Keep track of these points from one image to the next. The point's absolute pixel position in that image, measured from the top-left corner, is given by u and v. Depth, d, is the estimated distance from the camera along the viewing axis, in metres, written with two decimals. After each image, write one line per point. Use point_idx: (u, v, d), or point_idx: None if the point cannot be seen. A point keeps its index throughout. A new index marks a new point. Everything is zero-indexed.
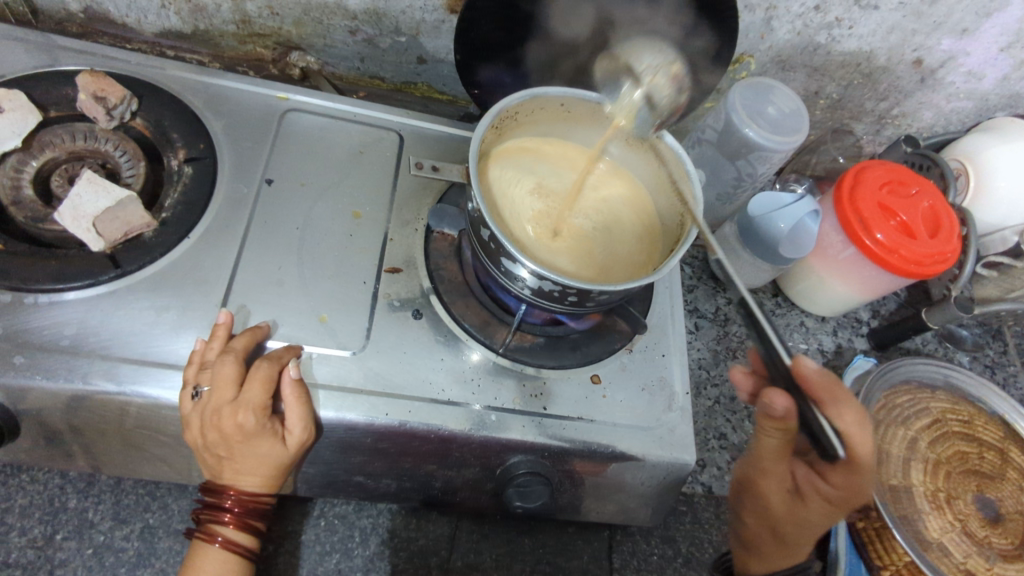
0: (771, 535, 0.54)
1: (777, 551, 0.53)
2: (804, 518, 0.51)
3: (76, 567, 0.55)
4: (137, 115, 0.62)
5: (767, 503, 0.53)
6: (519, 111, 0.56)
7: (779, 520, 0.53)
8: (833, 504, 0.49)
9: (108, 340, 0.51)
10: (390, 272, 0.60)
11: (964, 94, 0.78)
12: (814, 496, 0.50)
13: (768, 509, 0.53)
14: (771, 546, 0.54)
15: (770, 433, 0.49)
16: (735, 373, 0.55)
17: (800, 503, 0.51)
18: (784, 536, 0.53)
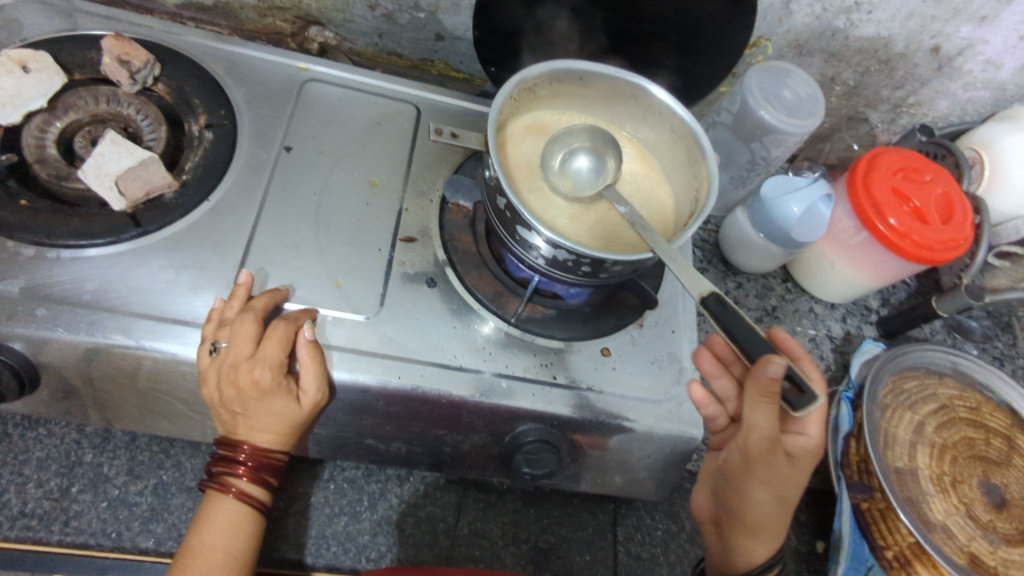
0: (775, 510, 0.52)
1: (784, 517, 0.53)
2: (801, 478, 0.52)
3: (90, 520, 0.56)
4: (159, 80, 0.62)
5: (771, 475, 0.51)
6: (537, 82, 0.57)
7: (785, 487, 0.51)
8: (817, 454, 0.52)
9: (128, 296, 0.52)
10: (405, 241, 0.61)
11: (981, 83, 0.78)
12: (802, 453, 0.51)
13: (773, 480, 0.51)
14: (776, 519, 0.53)
15: (767, 405, 0.46)
16: (705, 355, 0.58)
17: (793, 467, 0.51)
18: (789, 502, 0.52)
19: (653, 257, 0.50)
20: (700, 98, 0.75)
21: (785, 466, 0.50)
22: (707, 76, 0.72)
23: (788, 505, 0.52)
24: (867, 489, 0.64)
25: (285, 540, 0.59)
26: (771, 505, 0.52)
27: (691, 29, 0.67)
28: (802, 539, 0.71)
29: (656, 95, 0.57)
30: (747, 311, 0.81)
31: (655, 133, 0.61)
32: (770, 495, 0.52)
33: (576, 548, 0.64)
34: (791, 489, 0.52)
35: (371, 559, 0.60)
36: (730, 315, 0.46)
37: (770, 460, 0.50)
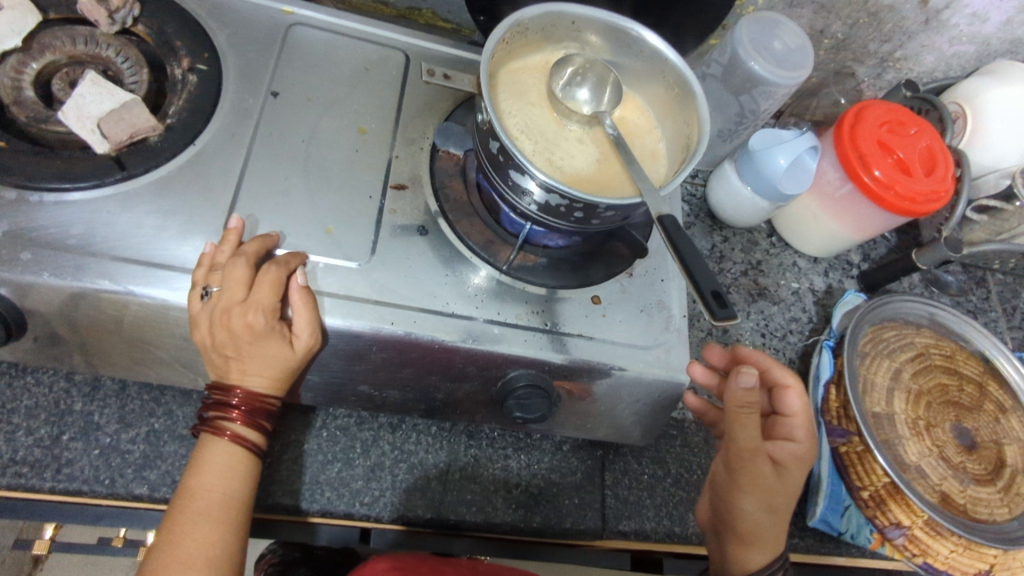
0: (768, 519, 0.56)
1: (777, 524, 0.57)
2: (789, 486, 0.57)
3: (83, 467, 0.56)
4: (139, 21, 0.60)
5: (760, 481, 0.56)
6: (530, 26, 0.56)
7: (775, 492, 0.56)
8: (804, 460, 0.58)
9: (114, 241, 0.51)
10: (395, 189, 0.60)
11: (967, 37, 0.78)
12: (793, 460, 0.58)
13: (763, 486, 0.56)
14: (770, 526, 0.56)
15: (749, 415, 0.55)
16: (696, 368, 0.61)
17: (779, 473, 0.57)
18: (780, 510, 0.56)
19: (643, 203, 0.50)
20: (690, 49, 0.74)
21: (774, 472, 0.57)
22: (697, 26, 0.71)
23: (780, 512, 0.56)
24: (845, 433, 0.67)
25: (278, 486, 0.59)
26: (762, 513, 0.56)
27: None
28: None
29: (648, 40, 0.56)
30: (733, 265, 0.82)
31: (648, 80, 0.61)
32: (759, 503, 0.56)
33: (565, 492, 0.65)
34: (778, 497, 0.56)
35: (365, 503, 0.60)
36: (682, 238, 0.48)
37: (758, 467, 0.56)
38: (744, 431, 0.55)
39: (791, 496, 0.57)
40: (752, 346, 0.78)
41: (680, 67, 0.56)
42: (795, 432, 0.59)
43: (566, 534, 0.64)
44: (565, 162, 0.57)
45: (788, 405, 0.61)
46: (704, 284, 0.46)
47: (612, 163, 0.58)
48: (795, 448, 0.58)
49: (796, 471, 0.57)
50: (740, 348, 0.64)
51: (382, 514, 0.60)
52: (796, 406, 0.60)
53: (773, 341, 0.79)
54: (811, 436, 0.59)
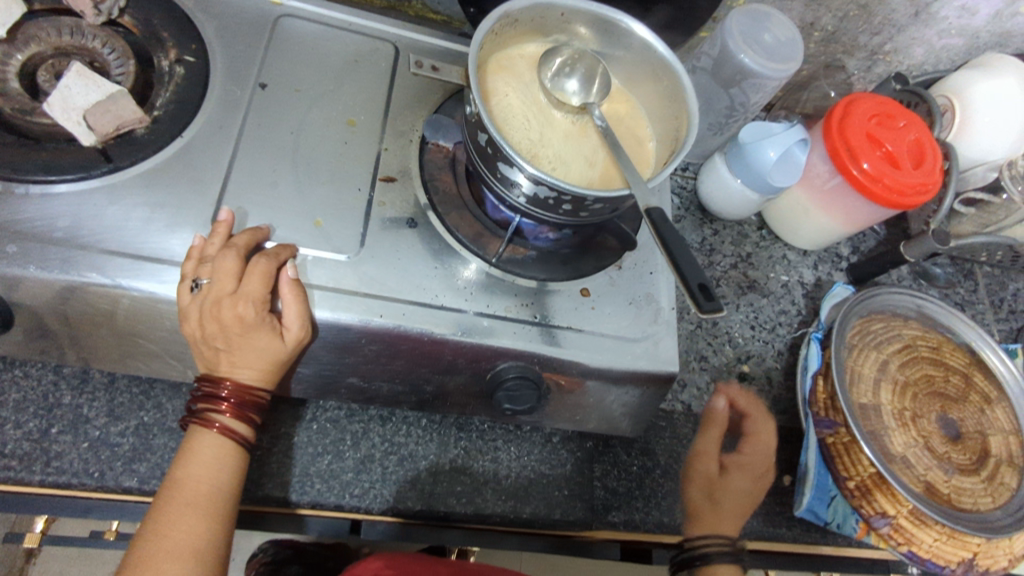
0: (708, 507, 0.64)
1: (720, 513, 0.64)
2: (731, 486, 0.65)
3: (72, 460, 0.56)
4: (125, 12, 0.60)
5: (706, 478, 0.66)
6: (519, 17, 0.56)
7: (716, 486, 0.65)
8: (748, 470, 0.66)
9: (101, 233, 0.51)
10: (384, 181, 0.60)
11: (956, 30, 0.79)
12: (737, 468, 0.66)
13: (706, 481, 0.66)
14: (711, 513, 0.64)
15: (709, 428, 0.68)
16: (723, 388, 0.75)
17: (724, 476, 0.66)
18: (719, 502, 0.64)
19: (631, 194, 0.51)
20: (680, 41, 0.74)
21: (719, 473, 0.66)
22: (687, 18, 0.71)
23: (721, 502, 0.64)
24: (832, 424, 0.67)
25: (268, 479, 0.59)
26: (703, 500, 0.65)
27: None
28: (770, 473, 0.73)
29: (637, 32, 0.56)
30: (723, 258, 0.83)
31: (636, 72, 0.61)
32: (701, 493, 0.65)
33: (555, 483, 0.66)
34: (719, 491, 0.65)
35: (355, 495, 0.61)
36: (669, 231, 0.48)
37: (705, 465, 0.66)
38: (704, 439, 0.68)
39: (735, 495, 0.65)
40: (740, 339, 0.78)
41: (669, 60, 0.56)
42: (745, 447, 0.68)
43: (555, 524, 0.64)
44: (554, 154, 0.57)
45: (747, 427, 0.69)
46: (691, 275, 0.46)
47: (601, 156, 0.58)
48: (740, 459, 0.67)
49: (743, 475, 0.66)
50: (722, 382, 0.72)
51: (371, 506, 0.61)
52: (753, 428, 0.69)
53: (762, 333, 0.79)
54: (756, 450, 0.67)
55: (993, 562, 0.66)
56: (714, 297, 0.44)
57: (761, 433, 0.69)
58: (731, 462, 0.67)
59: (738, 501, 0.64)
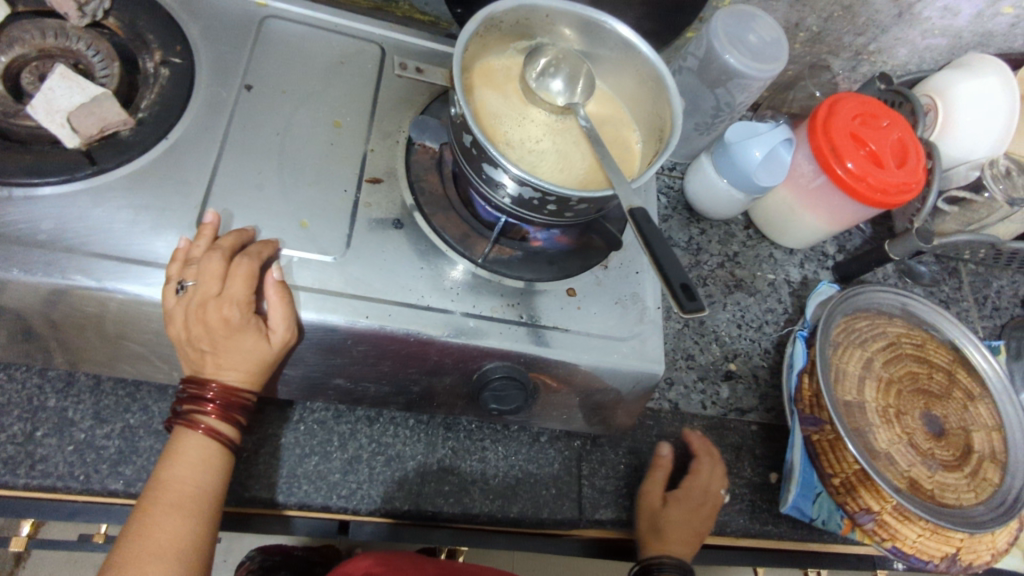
0: (656, 533, 0.64)
1: (668, 537, 0.63)
2: (673, 519, 0.64)
3: (57, 463, 0.56)
4: (110, 14, 0.60)
5: (650, 509, 0.65)
6: (504, 19, 0.56)
7: (660, 517, 0.64)
8: (688, 506, 0.66)
9: (85, 236, 0.51)
10: (370, 182, 0.60)
11: (939, 30, 0.79)
12: (680, 502, 0.66)
13: (650, 512, 0.65)
14: (660, 534, 0.64)
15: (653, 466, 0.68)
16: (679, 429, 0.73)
17: (667, 508, 0.65)
18: (665, 529, 0.64)
19: (614, 195, 0.51)
20: (667, 41, 0.74)
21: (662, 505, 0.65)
22: (673, 19, 0.71)
23: (667, 528, 0.64)
24: (818, 422, 0.68)
25: (256, 480, 0.60)
26: (648, 528, 0.64)
27: None
28: (757, 470, 0.73)
29: (620, 33, 0.57)
30: (710, 257, 0.83)
31: (619, 73, 0.61)
32: (647, 522, 0.65)
33: (542, 482, 0.66)
34: (662, 521, 0.64)
35: (343, 496, 0.61)
36: (652, 231, 0.48)
37: (649, 498, 0.66)
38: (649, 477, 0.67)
39: (677, 526, 0.64)
40: (727, 338, 0.79)
41: (653, 61, 0.56)
42: (688, 485, 0.67)
43: (543, 523, 0.64)
44: (538, 156, 0.57)
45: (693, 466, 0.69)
46: (674, 276, 0.46)
47: (585, 157, 0.58)
48: (682, 495, 0.66)
49: (684, 509, 0.65)
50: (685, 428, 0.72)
51: (359, 506, 0.61)
52: (699, 467, 0.69)
53: (749, 332, 0.80)
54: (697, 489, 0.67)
55: (976, 557, 0.67)
56: (697, 297, 0.45)
57: (706, 473, 0.68)
58: (672, 497, 0.66)
59: (681, 531, 0.64)
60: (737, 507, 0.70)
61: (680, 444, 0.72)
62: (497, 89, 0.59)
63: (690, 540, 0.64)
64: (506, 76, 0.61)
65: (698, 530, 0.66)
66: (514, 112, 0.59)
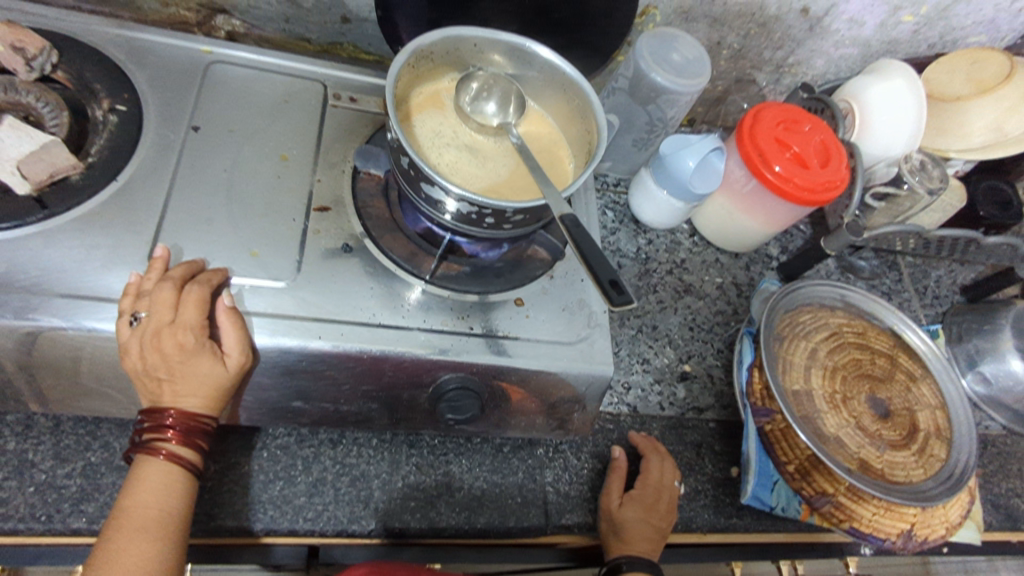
0: (614, 532, 0.66)
1: (629, 538, 0.65)
2: (631, 516, 0.65)
3: (17, 505, 0.56)
4: (57, 68, 0.62)
5: (613, 513, 0.66)
6: (433, 50, 0.60)
7: (619, 521, 0.65)
8: (644, 502, 0.66)
9: (39, 277, 0.53)
10: (318, 211, 0.63)
11: (849, 40, 0.85)
12: (636, 498, 0.66)
13: (613, 517, 0.66)
14: (621, 536, 0.65)
15: (611, 473, 0.69)
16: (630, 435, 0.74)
17: (624, 507, 0.66)
18: (624, 529, 0.65)
19: (547, 204, 0.54)
20: (597, 64, 0.79)
21: (620, 506, 0.66)
22: (600, 44, 0.76)
23: (627, 529, 0.65)
24: (769, 412, 0.70)
25: (221, 509, 0.59)
26: (609, 533, 0.66)
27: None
28: (718, 465, 0.75)
29: (543, 55, 0.61)
30: (659, 265, 0.87)
31: (547, 92, 0.65)
32: (608, 525, 0.66)
33: (507, 493, 0.67)
34: (621, 525, 0.65)
35: (309, 519, 0.61)
36: (581, 233, 0.51)
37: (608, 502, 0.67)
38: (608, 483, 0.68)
39: (637, 522, 0.65)
40: (680, 341, 0.82)
41: (576, 80, 0.60)
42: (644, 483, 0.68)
43: (511, 533, 0.65)
44: (472, 174, 0.61)
45: (647, 466, 0.70)
46: (603, 273, 0.49)
47: (518, 172, 0.62)
48: (639, 493, 0.67)
49: (641, 508, 0.66)
50: (633, 433, 0.73)
51: (325, 528, 0.61)
52: (652, 466, 0.70)
53: (700, 334, 0.83)
54: (651, 485, 0.68)
55: (931, 532, 0.70)
56: (625, 290, 0.48)
57: (658, 471, 0.69)
58: (630, 496, 0.67)
59: (641, 530, 0.65)
60: (702, 503, 0.72)
61: (630, 445, 0.74)
62: (429, 117, 0.63)
63: (652, 537, 0.66)
64: (438, 103, 0.64)
65: (654, 526, 0.66)
66: (447, 136, 0.63)
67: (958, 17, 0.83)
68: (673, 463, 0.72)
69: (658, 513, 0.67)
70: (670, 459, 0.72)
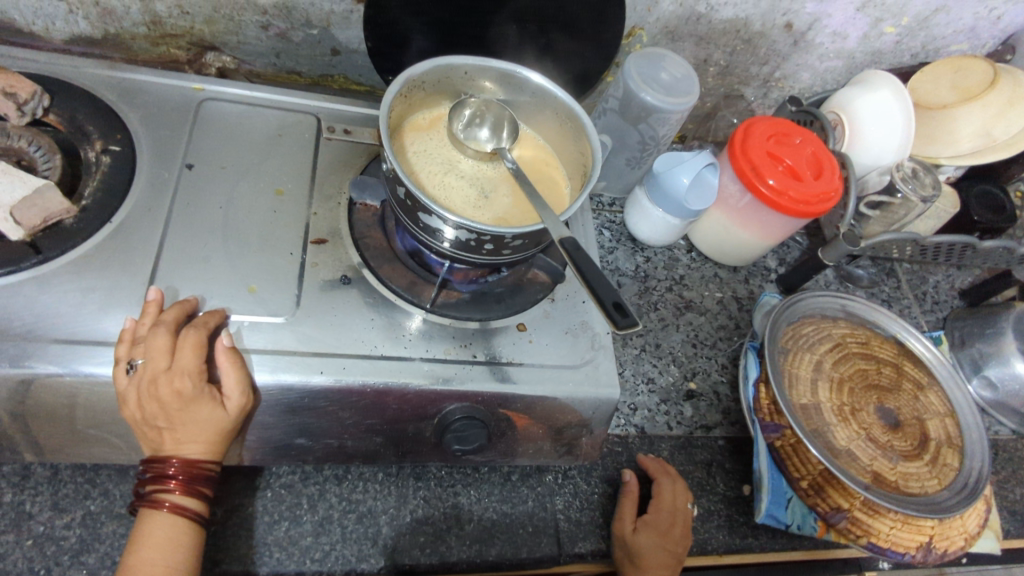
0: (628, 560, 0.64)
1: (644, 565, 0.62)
2: (645, 544, 0.63)
3: (16, 559, 0.54)
4: (49, 111, 0.62)
5: (628, 541, 0.64)
6: (425, 79, 0.60)
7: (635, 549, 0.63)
8: (657, 529, 0.65)
9: (34, 323, 0.52)
10: (316, 243, 0.63)
11: (834, 53, 0.86)
12: (649, 524, 0.65)
13: (628, 545, 0.64)
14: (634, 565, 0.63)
15: (623, 500, 0.68)
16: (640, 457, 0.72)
17: (638, 535, 0.64)
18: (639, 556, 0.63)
19: (546, 227, 0.53)
20: (587, 86, 0.79)
21: (634, 533, 0.65)
22: (589, 67, 0.77)
23: (642, 556, 0.63)
24: (778, 428, 0.69)
25: (225, 554, 0.58)
26: (624, 559, 0.64)
27: (570, 23, 0.72)
28: (730, 484, 0.74)
29: (534, 80, 0.61)
30: (659, 282, 0.86)
31: (540, 117, 0.66)
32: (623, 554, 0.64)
33: (518, 522, 0.66)
34: (637, 553, 0.63)
35: (316, 559, 0.60)
36: (582, 256, 0.51)
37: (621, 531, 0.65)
38: (620, 511, 0.67)
39: (652, 549, 0.63)
40: (684, 358, 0.81)
41: (570, 106, 0.61)
42: (656, 507, 0.67)
43: (524, 564, 0.64)
44: (468, 200, 0.61)
45: (658, 489, 0.69)
46: (605, 295, 0.49)
47: (514, 197, 0.62)
48: (651, 518, 0.65)
49: (655, 534, 0.64)
50: (642, 456, 0.72)
51: (334, 568, 0.60)
52: (663, 489, 0.68)
53: (705, 350, 0.82)
54: (663, 511, 0.66)
55: (950, 543, 0.69)
56: (629, 313, 0.47)
57: (669, 495, 0.68)
58: (643, 522, 0.66)
59: (657, 555, 0.63)
60: (715, 523, 0.71)
61: (639, 469, 0.72)
62: (424, 145, 0.63)
63: (668, 562, 0.64)
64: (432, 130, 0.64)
65: (670, 553, 0.65)
66: (441, 162, 0.63)
67: (939, 26, 0.85)
68: (684, 485, 0.70)
69: (673, 539, 0.66)
70: (682, 481, 0.71)
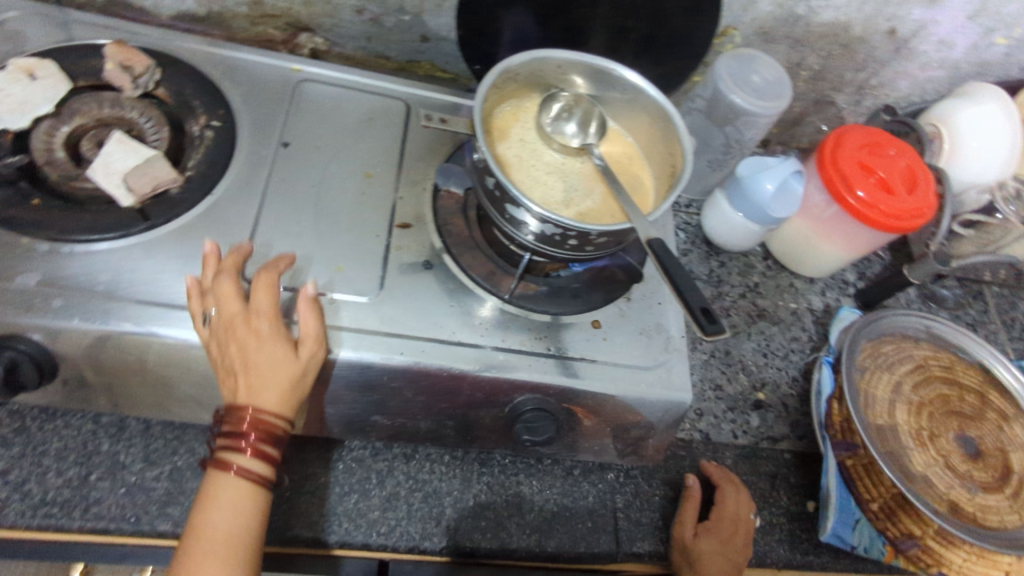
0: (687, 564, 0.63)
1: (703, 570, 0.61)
2: (706, 549, 0.63)
3: (110, 505, 0.57)
4: (159, 85, 0.65)
5: (688, 547, 0.64)
6: (519, 71, 0.60)
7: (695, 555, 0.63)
8: (718, 536, 0.64)
9: (141, 286, 0.54)
10: (401, 227, 0.64)
11: (937, 62, 0.82)
12: (710, 530, 0.65)
13: (688, 550, 0.64)
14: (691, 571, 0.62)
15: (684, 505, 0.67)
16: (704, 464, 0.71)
17: (699, 540, 0.64)
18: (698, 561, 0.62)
19: (633, 228, 0.53)
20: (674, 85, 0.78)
21: (694, 538, 0.64)
22: (678, 66, 0.76)
23: (700, 562, 0.62)
24: (850, 446, 0.67)
25: (298, 519, 0.60)
26: (682, 563, 0.64)
27: (664, 19, 0.71)
28: (794, 499, 0.73)
29: (628, 78, 0.61)
30: (732, 288, 0.85)
31: (629, 115, 0.65)
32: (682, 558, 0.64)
33: (578, 516, 0.66)
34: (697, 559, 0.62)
35: (382, 533, 0.61)
36: (671, 259, 0.51)
37: (682, 536, 0.65)
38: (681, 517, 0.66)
39: (712, 554, 0.62)
40: (755, 367, 0.79)
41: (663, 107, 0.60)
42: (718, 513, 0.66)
43: (581, 558, 0.64)
44: (552, 193, 0.61)
45: (721, 496, 0.68)
46: (693, 301, 0.48)
47: (597, 194, 0.62)
48: (713, 524, 0.65)
49: (716, 541, 0.64)
50: (705, 462, 0.71)
51: (398, 543, 0.61)
52: (726, 496, 0.68)
53: (776, 361, 0.81)
54: (725, 518, 0.66)
55: None
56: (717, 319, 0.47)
57: (732, 502, 0.67)
58: (705, 529, 0.65)
59: (717, 562, 0.62)
60: (777, 537, 0.69)
61: (702, 475, 0.72)
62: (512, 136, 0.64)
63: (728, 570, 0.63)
64: (520, 121, 0.65)
65: (731, 560, 0.64)
66: (528, 154, 0.63)
67: None
68: (748, 495, 0.69)
69: (734, 547, 0.65)
70: (746, 490, 0.70)
